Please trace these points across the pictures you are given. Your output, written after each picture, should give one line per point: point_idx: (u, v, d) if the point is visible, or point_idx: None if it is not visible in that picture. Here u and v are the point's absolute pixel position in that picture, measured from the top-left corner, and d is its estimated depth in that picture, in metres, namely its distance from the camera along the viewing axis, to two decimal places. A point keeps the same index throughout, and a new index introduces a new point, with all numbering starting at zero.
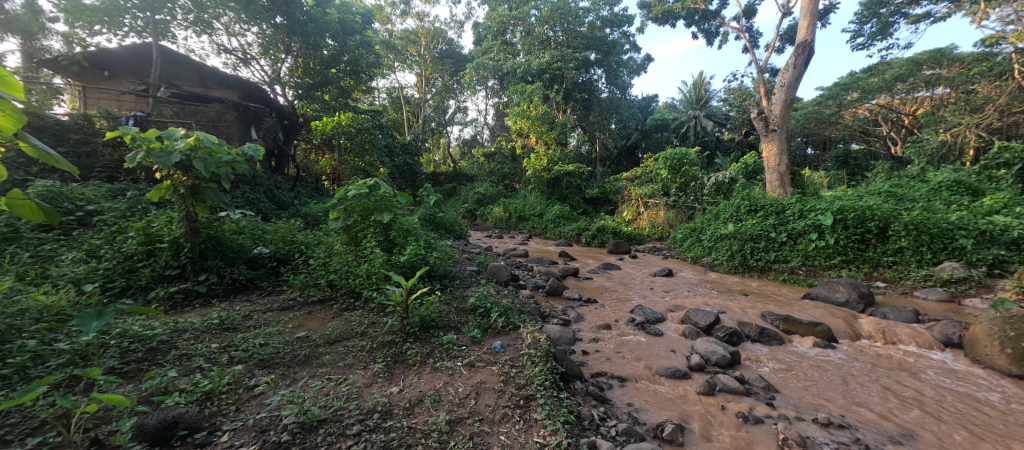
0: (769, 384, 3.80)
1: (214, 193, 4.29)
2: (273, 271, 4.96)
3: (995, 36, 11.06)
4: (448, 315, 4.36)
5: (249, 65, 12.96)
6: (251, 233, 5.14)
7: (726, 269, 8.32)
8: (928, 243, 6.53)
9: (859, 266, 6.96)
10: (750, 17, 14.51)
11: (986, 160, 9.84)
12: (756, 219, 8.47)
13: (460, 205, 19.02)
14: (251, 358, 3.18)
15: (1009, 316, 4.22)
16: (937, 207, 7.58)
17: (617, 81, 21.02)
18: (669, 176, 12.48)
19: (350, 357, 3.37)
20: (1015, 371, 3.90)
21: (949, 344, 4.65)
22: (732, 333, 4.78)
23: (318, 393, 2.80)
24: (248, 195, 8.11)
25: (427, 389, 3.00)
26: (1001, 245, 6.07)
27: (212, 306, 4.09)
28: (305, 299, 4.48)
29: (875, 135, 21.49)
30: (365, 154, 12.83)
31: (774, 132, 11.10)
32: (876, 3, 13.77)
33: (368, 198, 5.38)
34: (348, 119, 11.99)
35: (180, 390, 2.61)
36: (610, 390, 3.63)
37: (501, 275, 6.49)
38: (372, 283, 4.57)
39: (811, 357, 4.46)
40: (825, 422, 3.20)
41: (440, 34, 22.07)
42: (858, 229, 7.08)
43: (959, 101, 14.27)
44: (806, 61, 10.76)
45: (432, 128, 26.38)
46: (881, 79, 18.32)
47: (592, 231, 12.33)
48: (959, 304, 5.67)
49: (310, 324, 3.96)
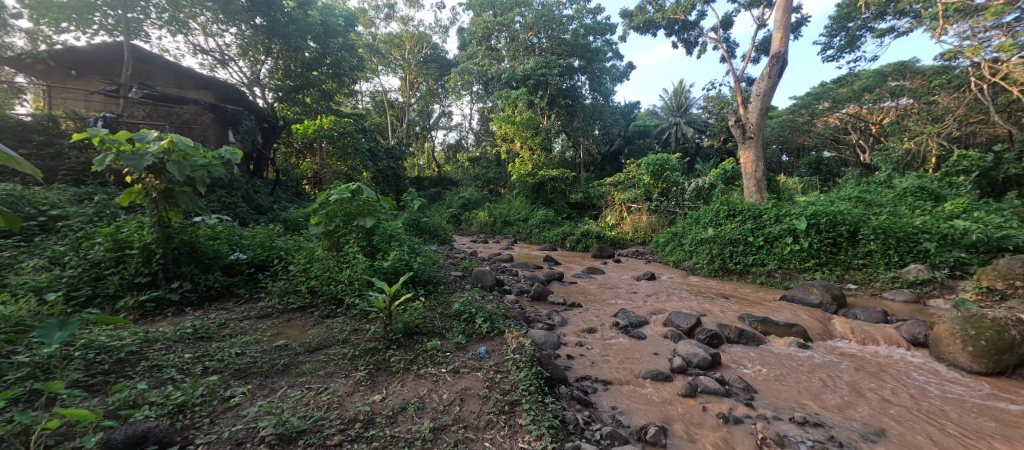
0: (748, 385, 3.88)
1: (189, 198, 4.15)
2: (251, 278, 4.82)
3: (953, 51, 11.65)
4: (432, 321, 4.31)
5: (227, 66, 12.62)
6: (228, 239, 5.00)
7: (706, 272, 8.49)
8: (895, 246, 6.80)
9: (832, 269, 7.19)
10: (727, 28, 15.00)
11: (946, 168, 10.39)
12: (734, 224, 8.68)
13: (445, 210, 18.95)
14: (226, 368, 3.07)
15: (969, 316, 4.42)
16: (902, 212, 7.94)
17: (600, 88, 21.39)
18: (651, 182, 12.72)
19: (331, 366, 3.29)
20: (977, 368, 4.09)
21: (915, 343, 4.85)
22: (712, 335, 4.88)
23: (297, 404, 2.72)
24: (224, 199, 7.87)
25: (411, 397, 2.96)
26: (961, 248, 6.44)
27: (186, 315, 3.94)
28: (285, 307, 4.36)
29: (845, 143, 22.42)
30: (347, 158, 12.66)
31: (751, 139, 11.44)
32: (844, 17, 14.42)
33: (350, 203, 5.27)
34: (332, 123, 11.73)
35: (150, 403, 2.49)
36: (594, 394, 3.64)
37: (486, 280, 6.46)
38: (354, 289, 4.48)
39: (788, 358, 4.57)
40: (801, 421, 3.28)
41: (425, 38, 21.98)
42: (830, 233, 7.34)
43: (921, 111, 15.03)
44: (780, 71, 11.14)
45: (416, 131, 26.27)
46: (849, 90, 19.00)
47: (576, 235, 12.44)
48: (924, 304, 5.93)
49: (289, 332, 3.87)
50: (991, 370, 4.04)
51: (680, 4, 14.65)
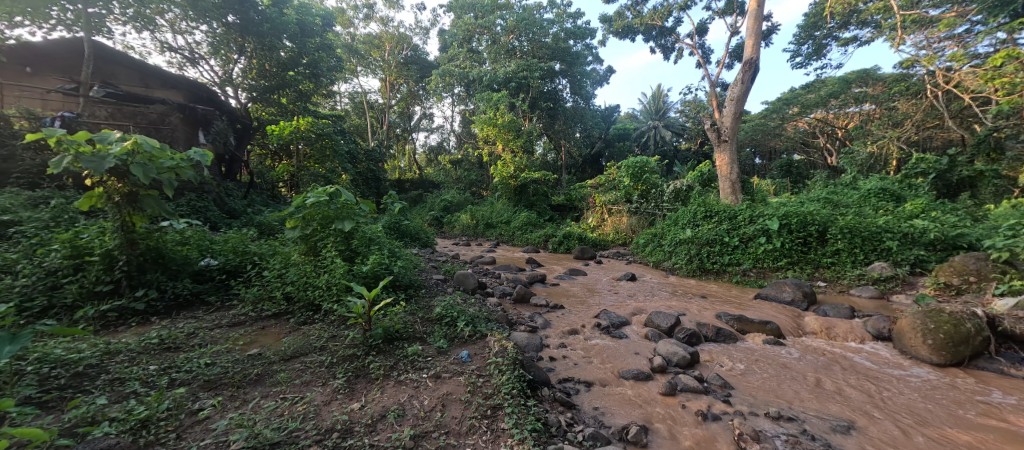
0: (725, 382, 3.95)
1: (156, 202, 3.97)
2: (222, 285, 4.65)
3: (911, 60, 12.20)
4: (413, 325, 4.24)
5: (197, 65, 12.17)
6: (198, 244, 4.82)
7: (685, 272, 8.64)
8: (861, 245, 7.10)
9: (803, 267, 7.42)
10: (702, 35, 15.40)
11: (906, 170, 10.95)
12: (711, 224, 8.87)
13: (426, 213, 18.78)
14: (194, 380, 2.93)
15: (928, 311, 4.63)
16: (866, 212, 8.30)
17: (581, 91, 21.68)
18: (631, 184, 12.86)
19: (308, 374, 3.19)
20: (936, 360, 4.29)
21: (881, 338, 5.05)
22: (691, 334, 4.96)
23: (271, 415, 2.62)
24: (194, 203, 7.58)
25: (391, 404, 2.89)
26: (921, 246, 6.77)
27: (151, 324, 3.77)
28: (259, 314, 4.22)
29: (814, 146, 23.36)
30: (325, 160, 12.35)
31: (726, 142, 11.72)
32: (811, 26, 15.00)
33: (328, 206, 5.13)
34: (308, 124, 11.41)
35: (110, 419, 2.35)
36: (577, 395, 3.65)
37: (468, 283, 6.41)
38: (332, 294, 4.37)
39: (763, 354, 4.70)
40: (775, 416, 3.36)
41: (405, 40, 21.78)
42: (801, 232, 7.60)
43: (883, 117, 15.81)
44: (752, 76, 11.47)
45: (397, 133, 25.98)
46: (817, 96, 19.58)
47: (559, 237, 12.50)
48: (888, 300, 6.19)
49: (264, 340, 3.74)
50: (949, 362, 4.24)
51: (657, 10, 14.95)
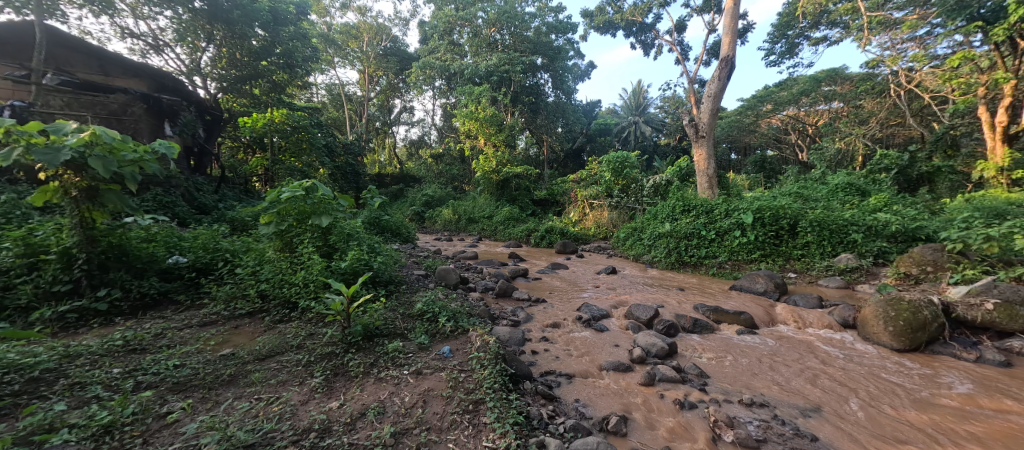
0: (701, 371, 4.06)
1: (118, 197, 3.77)
2: (192, 283, 4.47)
3: (875, 60, 12.71)
4: (393, 322, 4.19)
5: (161, 53, 11.58)
6: (165, 241, 4.61)
7: (663, 265, 8.79)
8: (829, 238, 7.40)
9: (775, 259, 7.68)
10: (681, 32, 15.63)
11: (871, 166, 11.35)
12: (689, 219, 9.07)
13: (407, 208, 18.51)
14: (162, 382, 2.82)
15: (889, 299, 4.86)
16: (834, 206, 8.64)
17: (562, 86, 21.73)
18: (612, 179, 13.00)
19: (284, 373, 3.11)
20: (896, 346, 4.51)
21: (847, 326, 5.26)
22: (669, 325, 5.07)
23: (245, 416, 2.55)
24: (160, 198, 7.25)
25: (371, 402, 2.84)
26: (883, 237, 7.09)
27: (115, 325, 3.60)
28: (232, 313, 4.08)
29: (786, 142, 24.12)
30: (301, 154, 12.03)
31: (703, 138, 11.94)
32: (784, 26, 15.39)
33: (304, 202, 4.97)
34: (283, 117, 10.97)
35: (70, 425, 2.23)
36: (558, 387, 3.68)
37: (450, 278, 6.36)
38: (309, 291, 4.27)
39: (737, 343, 4.84)
40: (749, 403, 3.47)
41: (384, 30, 21.32)
42: (773, 226, 7.86)
43: (850, 115, 16.45)
44: (729, 73, 11.72)
45: (377, 127, 25.49)
46: (789, 94, 20.07)
47: (541, 232, 12.53)
48: (853, 289, 6.46)
49: (237, 340, 3.63)
50: (908, 347, 4.47)
51: (638, 6, 15.05)
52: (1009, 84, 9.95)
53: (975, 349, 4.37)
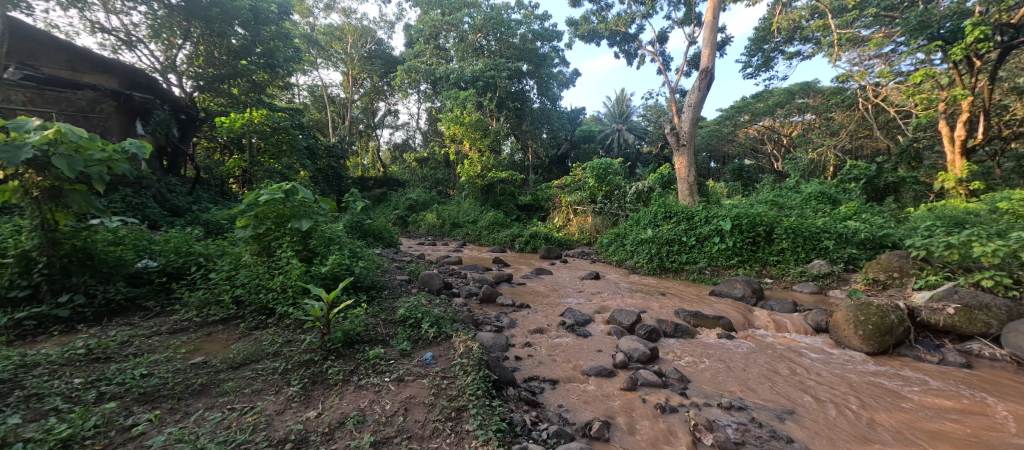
0: (682, 375, 4.09)
1: (83, 197, 3.58)
2: (163, 288, 4.29)
3: (845, 75, 13.24)
4: (375, 328, 4.10)
5: (134, 49, 11.16)
6: (134, 244, 4.42)
7: (645, 271, 8.90)
8: (802, 245, 7.63)
9: (752, 265, 7.87)
10: (663, 43, 15.98)
11: (842, 176, 11.77)
12: (670, 225, 9.21)
13: (390, 211, 18.30)
14: (128, 393, 2.68)
15: (859, 304, 5.01)
16: (808, 214, 8.92)
17: (548, 93, 21.90)
18: (596, 185, 13.12)
19: (259, 382, 3.00)
20: (866, 349, 4.66)
21: (820, 330, 5.41)
22: (651, 330, 5.11)
23: (217, 428, 2.44)
24: (130, 199, 6.97)
25: (350, 410, 2.77)
26: (853, 244, 7.34)
27: (78, 333, 3.43)
28: (204, 320, 3.93)
29: (763, 152, 24.88)
30: (281, 156, 11.78)
31: (684, 146, 12.18)
32: (760, 40, 15.86)
33: (283, 204, 4.84)
34: (263, 117, 10.67)
35: (25, 440, 2.10)
36: (542, 393, 3.66)
37: (433, 283, 6.30)
38: (287, 297, 4.15)
39: (715, 347, 4.92)
40: (727, 406, 3.52)
41: (369, 33, 21.14)
42: (750, 232, 8.06)
43: (822, 127, 17.08)
44: (708, 84, 12.02)
45: (360, 130, 25.22)
46: (765, 105, 20.72)
47: (525, 237, 12.54)
48: (826, 295, 6.65)
49: (209, 347, 3.49)
50: (877, 350, 4.62)
51: (621, 16, 15.27)
52: (965, 100, 10.57)
53: (938, 351, 4.56)
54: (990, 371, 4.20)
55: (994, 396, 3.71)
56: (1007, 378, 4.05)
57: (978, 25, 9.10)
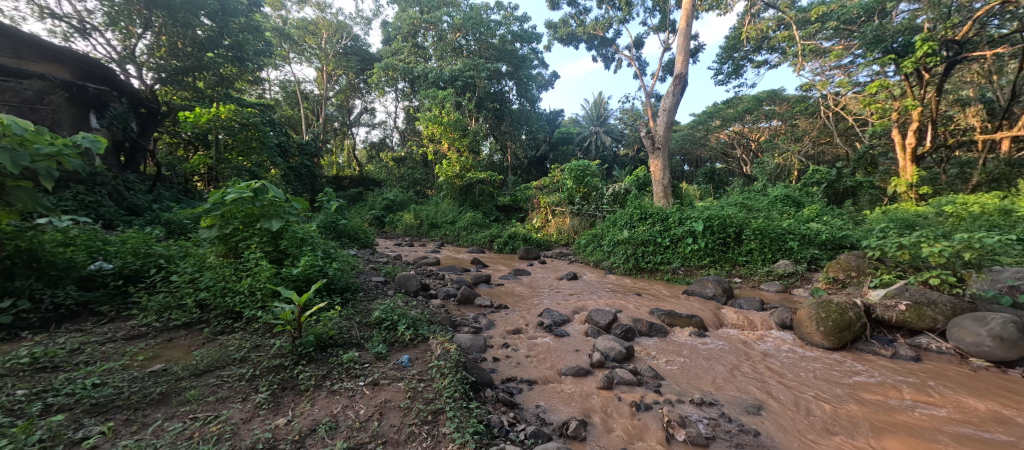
0: (656, 373, 4.17)
1: (29, 195, 3.31)
2: (119, 292, 4.05)
3: (809, 84, 13.77)
4: (349, 331, 3.99)
5: (88, 37, 10.49)
6: (87, 245, 4.15)
7: (622, 271, 9.04)
8: (769, 246, 7.91)
9: (723, 265, 8.11)
10: (639, 48, 16.30)
11: (805, 180, 12.31)
12: (645, 226, 9.37)
13: (366, 211, 17.92)
14: (77, 404, 2.51)
15: (820, 302, 5.24)
16: (774, 216, 9.28)
17: (527, 94, 21.97)
18: (574, 186, 13.27)
19: (225, 389, 2.86)
20: (827, 345, 4.87)
21: (785, 327, 5.62)
22: (627, 329, 5.19)
23: (177, 439, 2.32)
24: (82, 197, 6.55)
25: (322, 417, 2.68)
26: (816, 245, 7.67)
27: (22, 341, 3.19)
28: (165, 325, 3.73)
29: (733, 156, 25.76)
30: (250, 153, 11.37)
31: (659, 149, 12.45)
32: (730, 48, 16.34)
33: (252, 203, 4.63)
34: (230, 113, 10.24)
35: None
36: (519, 394, 3.65)
37: (410, 285, 6.21)
38: (256, 300, 3.99)
39: (687, 345, 5.04)
40: (699, 402, 3.61)
41: (344, 28, 20.66)
42: (721, 234, 8.30)
43: (788, 133, 17.83)
44: (682, 89, 12.33)
45: (335, 128, 24.69)
46: (735, 111, 21.47)
47: (504, 238, 12.52)
48: (790, 293, 6.94)
49: (170, 354, 3.31)
50: (837, 346, 4.84)
51: (599, 21, 15.48)
52: (915, 110, 11.25)
53: (891, 346, 4.82)
54: (937, 363, 4.47)
55: (944, 387, 3.93)
56: (953, 369, 4.32)
57: (927, 41, 9.67)
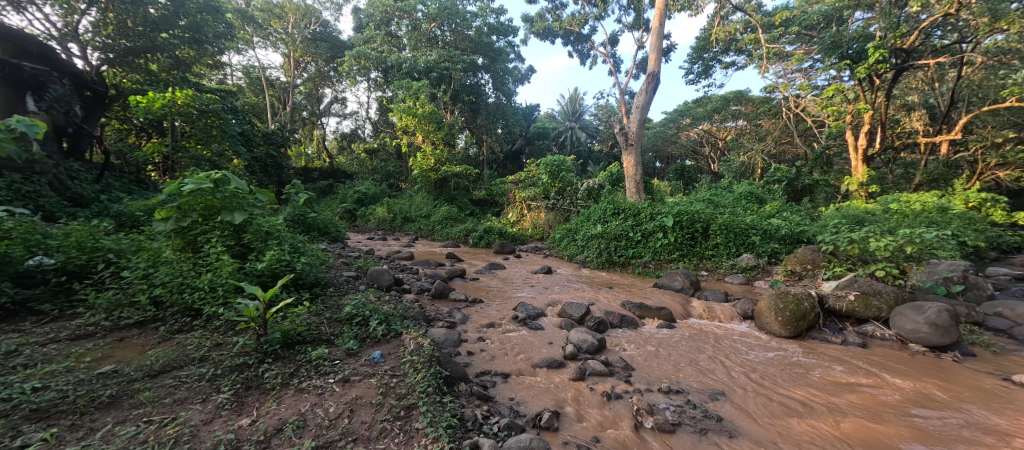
0: (627, 363, 4.27)
1: None
2: (63, 289, 3.77)
3: (772, 86, 14.39)
4: (318, 327, 3.87)
5: (22, 11, 9.54)
6: (24, 239, 3.83)
7: (595, 265, 9.21)
8: (734, 240, 8.23)
9: (691, 259, 8.39)
10: (613, 45, 16.49)
11: (769, 177, 12.86)
12: (618, 221, 9.55)
13: (337, 205, 17.44)
14: (15, 410, 2.33)
15: (779, 293, 5.51)
16: (739, 212, 9.66)
17: (503, 88, 21.87)
18: (549, 181, 13.32)
19: (183, 390, 2.73)
20: (784, 333, 5.14)
21: (747, 317, 5.89)
22: (599, 322, 5.29)
23: (129, 443, 2.19)
24: (16, 186, 5.99)
25: (289, 415, 2.59)
26: (776, 239, 8.05)
27: None
28: (115, 324, 3.51)
29: (702, 154, 26.61)
30: (210, 141, 10.81)
31: (632, 146, 12.68)
32: (700, 49, 16.76)
33: (212, 195, 4.38)
34: (187, 98, 9.65)
35: None
36: (493, 387, 3.65)
37: (382, 280, 6.08)
38: (217, 297, 3.81)
39: (655, 336, 5.19)
40: (666, 390, 3.73)
41: (313, 13, 19.82)
42: (690, 228, 8.54)
43: (753, 132, 18.58)
44: (654, 87, 12.58)
45: (304, 117, 23.94)
46: (705, 110, 22.16)
47: (479, 232, 12.46)
48: (752, 285, 7.27)
49: (122, 355, 3.12)
50: (793, 334, 5.11)
51: (575, 17, 15.50)
52: (867, 114, 11.93)
53: (841, 334, 5.14)
54: (881, 349, 4.80)
55: (888, 371, 4.23)
56: (894, 354, 4.65)
57: (878, 48, 10.27)
